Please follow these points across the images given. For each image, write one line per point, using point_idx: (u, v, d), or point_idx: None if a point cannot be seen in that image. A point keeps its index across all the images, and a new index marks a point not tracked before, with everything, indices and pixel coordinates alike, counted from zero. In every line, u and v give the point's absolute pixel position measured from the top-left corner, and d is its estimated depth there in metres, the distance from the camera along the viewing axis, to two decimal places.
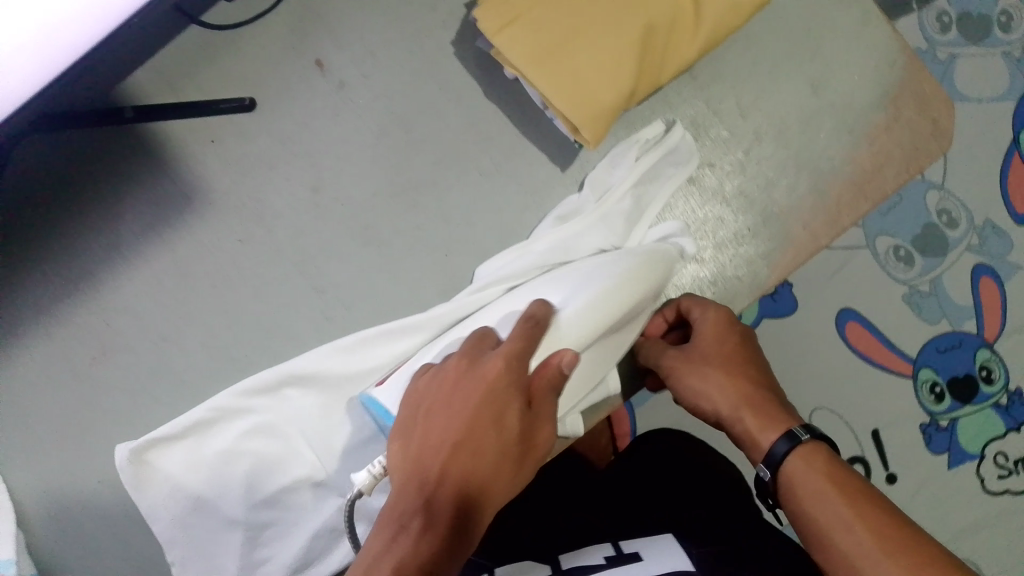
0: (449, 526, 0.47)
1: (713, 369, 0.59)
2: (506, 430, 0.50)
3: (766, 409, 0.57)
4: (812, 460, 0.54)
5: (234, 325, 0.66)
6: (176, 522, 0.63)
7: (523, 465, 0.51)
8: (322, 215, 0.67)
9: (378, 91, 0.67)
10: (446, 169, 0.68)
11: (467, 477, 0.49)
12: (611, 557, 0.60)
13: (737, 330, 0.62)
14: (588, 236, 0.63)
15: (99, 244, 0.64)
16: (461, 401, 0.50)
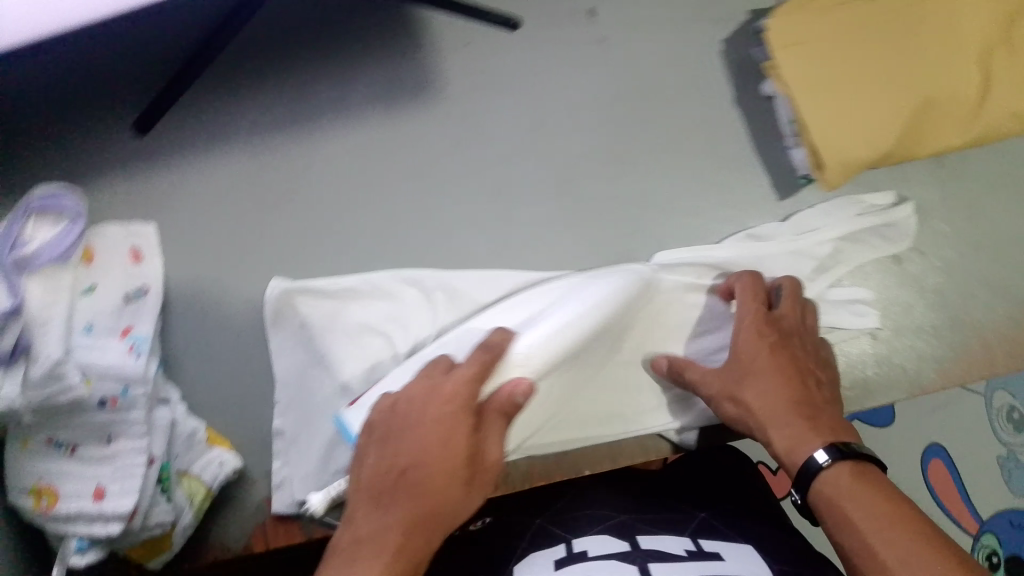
0: (406, 542, 0.45)
1: (761, 373, 0.53)
2: (457, 454, 0.48)
3: (803, 420, 0.51)
4: (859, 480, 0.47)
5: (414, 219, 0.65)
6: (295, 368, 0.64)
7: (472, 487, 0.49)
8: (535, 150, 0.64)
9: (638, 54, 0.64)
10: (671, 154, 0.64)
11: (419, 500, 0.46)
12: (691, 553, 0.55)
13: (778, 333, 0.55)
14: (777, 264, 0.61)
15: (329, 93, 0.66)
16: (414, 437, 0.48)
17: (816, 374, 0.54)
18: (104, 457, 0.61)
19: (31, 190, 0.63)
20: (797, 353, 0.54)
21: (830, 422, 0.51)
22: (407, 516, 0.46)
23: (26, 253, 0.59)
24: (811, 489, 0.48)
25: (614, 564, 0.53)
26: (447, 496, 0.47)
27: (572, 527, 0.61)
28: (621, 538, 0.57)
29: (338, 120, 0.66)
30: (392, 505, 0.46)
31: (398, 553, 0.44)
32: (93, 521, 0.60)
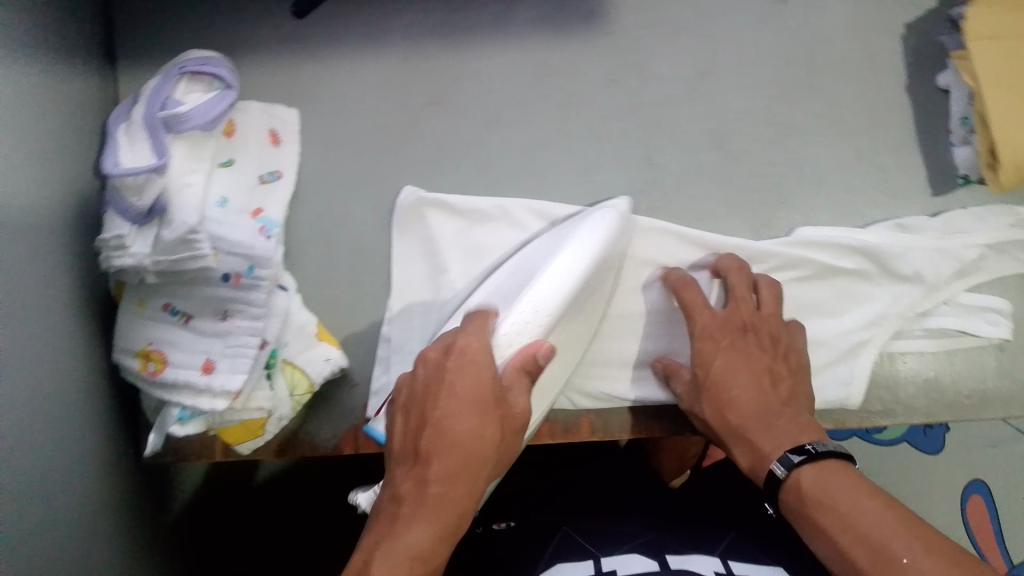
0: (428, 555, 0.44)
1: (723, 388, 0.55)
2: (486, 407, 0.47)
3: (755, 433, 0.52)
4: (822, 472, 0.48)
5: (557, 149, 0.63)
6: (410, 278, 0.63)
7: (510, 439, 0.48)
8: (694, 101, 0.62)
9: (814, 20, 0.62)
10: (830, 128, 0.62)
11: (430, 508, 0.45)
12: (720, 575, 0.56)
13: (723, 330, 0.57)
14: (921, 259, 0.61)
15: (493, 8, 0.64)
16: (445, 401, 0.47)
17: (781, 373, 0.56)
18: (216, 332, 0.61)
19: (187, 53, 0.62)
20: (754, 352, 0.56)
21: (794, 426, 0.52)
22: (439, 527, 0.45)
23: (178, 113, 0.58)
24: (782, 501, 0.50)
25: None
26: (484, 446, 0.46)
27: (598, 540, 0.60)
28: (649, 556, 0.58)
29: (498, 33, 0.64)
30: (413, 522, 0.45)
31: (441, 516, 0.45)
32: (197, 393, 0.60)
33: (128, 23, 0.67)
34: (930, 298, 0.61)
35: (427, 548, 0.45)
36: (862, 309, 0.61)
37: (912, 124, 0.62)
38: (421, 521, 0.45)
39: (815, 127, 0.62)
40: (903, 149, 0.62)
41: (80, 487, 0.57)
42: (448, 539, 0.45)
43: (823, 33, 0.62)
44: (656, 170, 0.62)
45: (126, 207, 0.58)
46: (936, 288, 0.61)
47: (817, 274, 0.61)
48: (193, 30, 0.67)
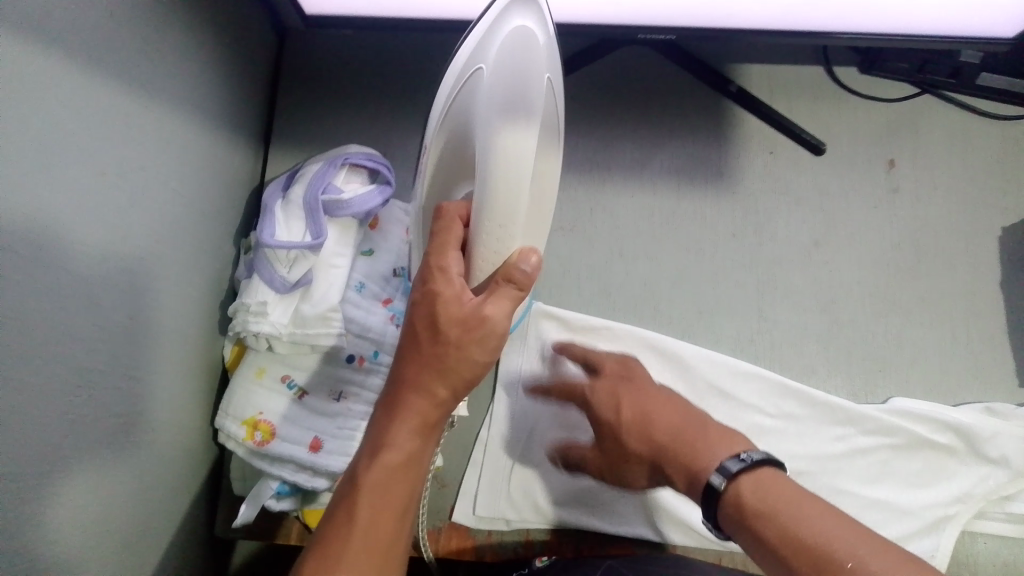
0: (411, 458, 0.45)
1: (653, 410, 0.56)
2: (456, 329, 0.44)
3: (674, 451, 0.52)
4: (766, 480, 0.47)
5: (675, 287, 0.68)
6: (519, 385, 0.66)
7: (470, 349, 0.44)
8: (806, 264, 0.69)
9: (919, 213, 0.70)
10: (927, 310, 0.67)
11: (404, 413, 0.45)
12: None
13: (633, 370, 0.61)
14: (1009, 444, 0.62)
15: (635, 152, 0.72)
16: (410, 327, 0.46)
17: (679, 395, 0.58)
18: (328, 412, 0.62)
19: (350, 146, 0.67)
20: (654, 387, 0.58)
21: (721, 441, 0.51)
22: (424, 431, 0.45)
23: (341, 199, 0.62)
24: (722, 509, 0.48)
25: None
26: (460, 366, 0.44)
27: None
28: None
29: (636, 175, 0.71)
30: (393, 423, 0.45)
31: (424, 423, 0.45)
32: (300, 469, 0.60)
33: (306, 117, 0.74)
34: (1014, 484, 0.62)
35: (416, 452, 0.45)
36: (947, 485, 0.63)
37: (1004, 318, 0.67)
38: (385, 425, 0.45)
39: (914, 306, 0.68)
40: (994, 340, 0.67)
41: (160, 535, 0.57)
42: (411, 442, 0.45)
43: (925, 225, 0.69)
44: (766, 322, 0.67)
45: (274, 278, 0.60)
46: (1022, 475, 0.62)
47: (908, 443, 0.64)
48: (362, 130, 0.74)
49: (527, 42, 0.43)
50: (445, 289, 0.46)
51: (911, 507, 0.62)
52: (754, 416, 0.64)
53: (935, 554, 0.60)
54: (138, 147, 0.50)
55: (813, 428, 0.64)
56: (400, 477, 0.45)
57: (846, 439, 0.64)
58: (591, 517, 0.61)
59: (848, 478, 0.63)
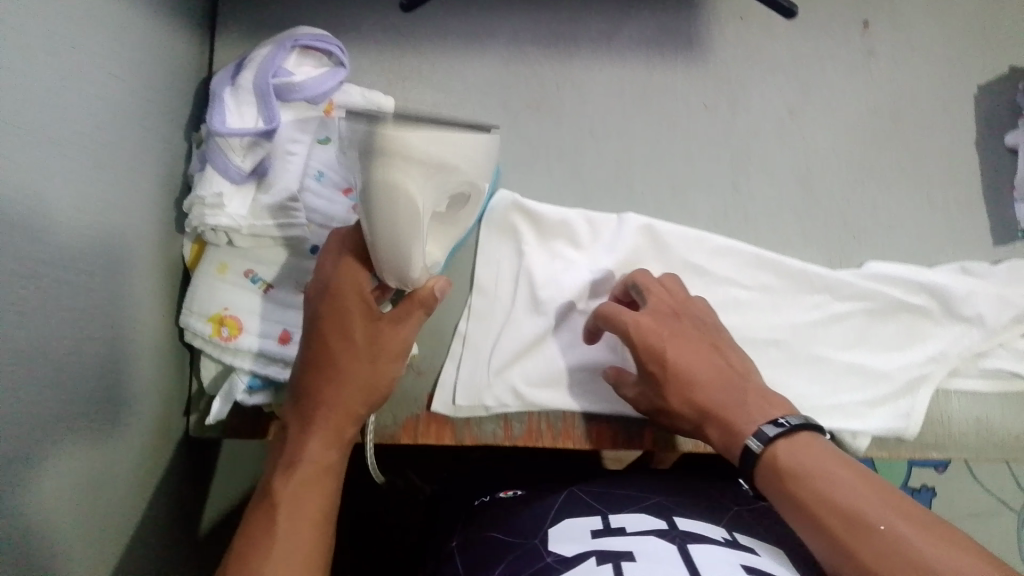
0: (324, 469, 0.52)
1: (688, 370, 0.54)
2: (369, 350, 0.53)
3: (721, 406, 0.53)
4: (801, 447, 0.49)
5: (648, 164, 0.66)
6: (494, 280, 0.64)
7: (381, 366, 0.53)
8: (782, 133, 0.66)
9: (895, 76, 0.68)
10: (904, 174, 0.66)
11: (318, 428, 0.52)
12: (729, 541, 0.51)
13: (682, 321, 0.57)
14: (984, 303, 0.62)
15: (601, 25, 0.68)
16: (320, 346, 0.53)
17: (722, 348, 0.56)
18: (296, 304, 0.61)
19: (299, 27, 0.63)
20: (690, 333, 0.56)
21: (762, 405, 0.52)
22: (338, 446, 0.53)
23: (293, 82, 0.59)
24: (758, 473, 0.50)
25: (654, 549, 0.47)
26: (367, 381, 0.53)
27: (607, 501, 0.57)
28: (658, 516, 0.53)
29: (603, 51, 0.68)
30: (306, 438, 0.52)
31: (338, 438, 0.53)
32: (270, 362, 0.59)
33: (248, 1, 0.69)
34: (988, 340, 0.62)
35: (331, 463, 0.52)
36: (923, 346, 0.63)
37: (980, 179, 0.66)
38: (306, 437, 0.52)
39: (892, 173, 0.66)
40: (971, 201, 0.66)
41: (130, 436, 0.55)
42: (330, 450, 0.52)
43: (901, 90, 0.67)
44: (741, 195, 0.65)
45: (229, 167, 0.58)
46: (995, 333, 0.62)
47: (883, 308, 0.63)
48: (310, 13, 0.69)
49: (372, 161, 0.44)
50: (353, 305, 0.53)
51: (888, 367, 0.62)
52: (732, 290, 0.63)
53: (912, 411, 0.61)
54: (71, 25, 0.46)
55: (791, 299, 0.64)
56: (314, 486, 0.51)
57: (822, 307, 0.64)
58: (569, 396, 0.61)
59: (824, 348, 0.63)
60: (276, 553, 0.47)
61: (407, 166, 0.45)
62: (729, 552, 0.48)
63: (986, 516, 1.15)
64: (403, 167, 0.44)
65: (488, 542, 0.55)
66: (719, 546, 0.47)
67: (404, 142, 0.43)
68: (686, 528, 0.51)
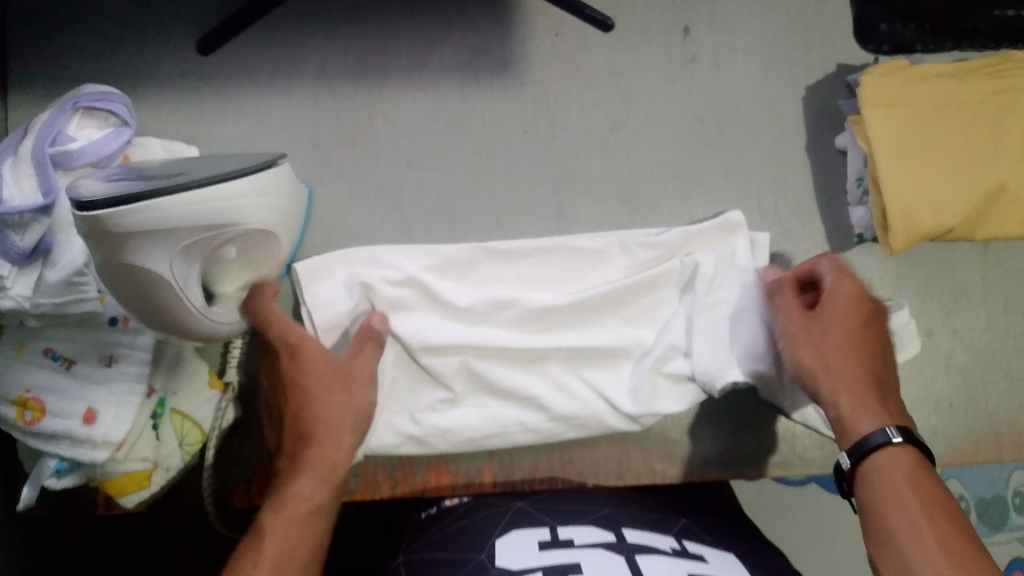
0: (321, 495, 0.48)
1: (833, 365, 0.49)
2: (311, 379, 0.51)
3: (867, 387, 0.48)
4: (912, 469, 0.44)
5: (469, 196, 0.63)
6: None
7: (340, 395, 0.51)
8: (603, 154, 0.64)
9: (720, 83, 0.65)
10: (733, 185, 0.64)
11: (299, 467, 0.49)
12: (676, 550, 0.51)
13: (869, 310, 0.51)
14: None
15: (410, 51, 0.64)
16: (303, 392, 0.51)
17: (872, 347, 0.49)
18: (99, 379, 0.58)
19: (84, 87, 0.60)
20: (865, 333, 0.50)
21: (868, 401, 0.47)
22: (324, 473, 0.49)
23: (68, 150, 0.56)
24: (869, 460, 0.45)
25: (602, 551, 0.49)
26: (337, 421, 0.50)
27: (554, 514, 0.56)
28: (607, 530, 0.53)
29: (414, 78, 0.64)
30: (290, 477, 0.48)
31: (305, 459, 0.49)
32: (76, 443, 0.56)
33: (23, 48, 0.63)
34: None
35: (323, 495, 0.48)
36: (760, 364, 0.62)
37: (811, 183, 0.64)
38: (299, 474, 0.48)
39: (718, 182, 0.64)
40: (798, 207, 0.64)
41: None
42: (328, 479, 0.49)
43: (725, 94, 0.65)
44: (565, 220, 0.63)
45: (8, 247, 0.54)
46: None
47: None
48: (93, 57, 0.63)
49: (117, 275, 0.45)
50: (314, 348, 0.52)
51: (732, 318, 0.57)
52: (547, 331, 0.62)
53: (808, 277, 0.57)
54: None
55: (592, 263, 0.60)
56: (303, 520, 0.47)
57: None
58: None
59: None
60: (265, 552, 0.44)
61: (147, 248, 0.44)
62: (674, 563, 0.48)
63: None
64: (143, 252, 0.44)
65: (423, 560, 0.54)
66: (662, 557, 0.48)
67: (126, 227, 0.43)
68: (633, 540, 0.51)
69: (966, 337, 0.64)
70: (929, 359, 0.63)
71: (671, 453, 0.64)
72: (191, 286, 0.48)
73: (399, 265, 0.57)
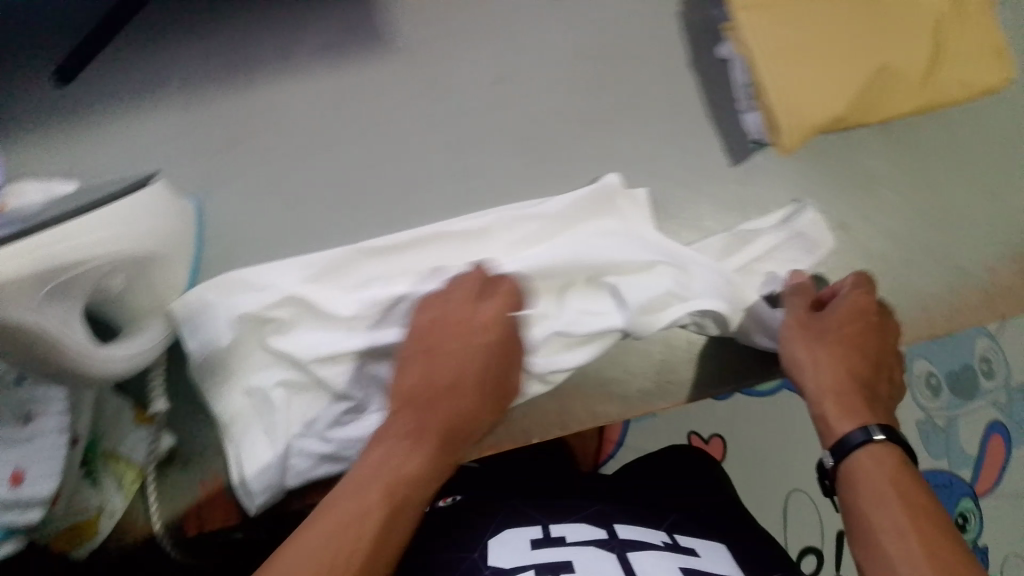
0: (420, 476, 0.53)
1: (817, 375, 0.57)
2: (456, 391, 0.57)
3: (856, 402, 0.55)
4: (878, 464, 0.51)
5: (362, 177, 0.62)
6: (216, 357, 0.60)
7: (490, 406, 0.57)
8: (490, 109, 0.62)
9: (592, 16, 0.63)
10: (625, 118, 0.63)
11: (424, 436, 0.54)
12: (668, 544, 0.61)
13: (873, 317, 0.59)
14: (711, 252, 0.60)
15: (274, 43, 0.62)
16: (448, 404, 0.56)
17: (858, 362, 0.57)
18: (21, 439, 0.54)
19: None
20: (851, 351, 0.58)
21: (851, 407, 0.55)
22: (428, 453, 0.54)
23: None
24: (844, 461, 0.53)
25: (594, 546, 0.58)
26: (458, 423, 0.56)
27: (548, 512, 0.64)
28: (599, 526, 0.62)
29: (284, 70, 0.62)
30: (410, 454, 0.53)
31: (423, 447, 0.54)
32: (7, 508, 0.52)
33: None
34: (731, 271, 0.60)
35: (422, 472, 0.53)
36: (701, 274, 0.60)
37: (702, 98, 0.63)
38: (424, 454, 0.53)
39: (610, 116, 0.63)
40: (693, 126, 0.63)
41: None
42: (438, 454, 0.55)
43: (601, 26, 0.63)
44: (463, 183, 0.62)
45: None
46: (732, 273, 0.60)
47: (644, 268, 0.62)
48: None
49: None
50: (474, 334, 0.57)
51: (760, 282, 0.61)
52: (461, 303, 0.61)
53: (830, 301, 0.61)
54: None
55: (469, 243, 0.61)
56: (396, 515, 0.50)
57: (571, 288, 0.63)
58: (358, 427, 0.60)
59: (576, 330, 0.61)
60: (396, 533, 0.50)
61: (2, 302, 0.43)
62: (667, 557, 0.58)
63: None
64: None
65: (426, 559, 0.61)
66: (656, 554, 0.57)
67: None
68: (625, 535, 0.60)
69: (881, 224, 0.63)
70: (847, 249, 0.63)
71: (610, 393, 0.63)
72: (59, 330, 0.47)
73: (274, 284, 0.59)
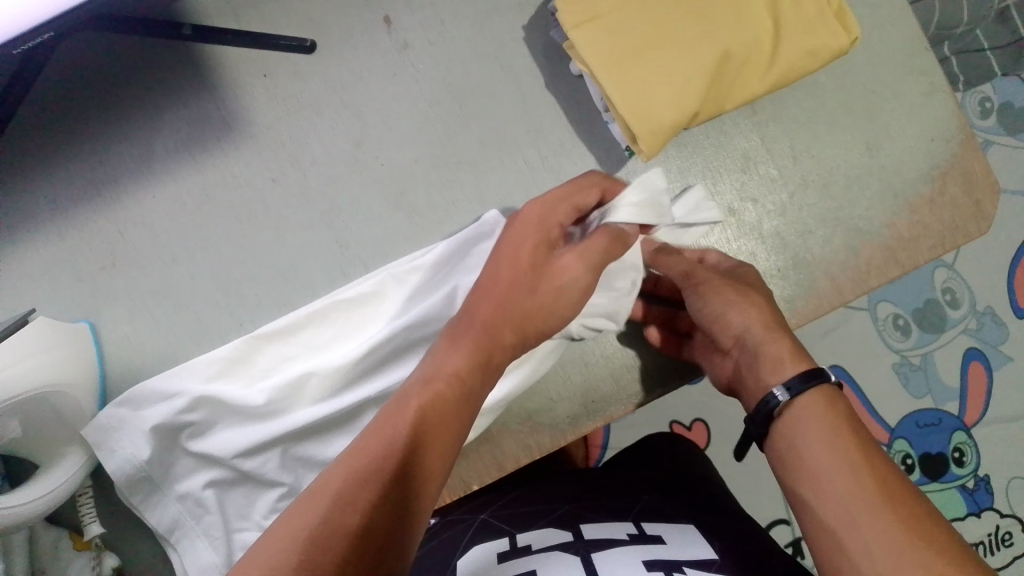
0: (463, 372, 0.51)
1: (734, 306, 0.55)
2: (527, 271, 0.53)
3: (789, 343, 0.54)
4: (826, 406, 0.50)
5: (247, 266, 0.62)
6: (140, 471, 0.60)
7: (543, 292, 0.53)
8: (358, 171, 0.63)
9: (441, 58, 0.63)
10: (493, 153, 0.63)
11: (459, 343, 0.52)
12: (635, 535, 0.58)
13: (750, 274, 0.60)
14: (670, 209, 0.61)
15: (130, 151, 0.62)
16: (492, 279, 0.54)
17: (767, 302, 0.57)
18: None
19: None
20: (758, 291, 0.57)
21: (788, 357, 0.53)
22: (469, 357, 0.51)
23: None
24: (787, 404, 0.51)
25: (556, 556, 0.54)
26: (529, 308, 0.53)
27: (514, 521, 0.64)
28: (565, 528, 0.60)
29: (147, 177, 0.62)
30: (446, 353, 0.52)
31: (462, 344, 0.52)
32: None
33: None
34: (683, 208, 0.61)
35: (461, 370, 0.51)
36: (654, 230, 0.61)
37: (564, 116, 0.63)
38: (456, 350, 0.51)
39: (478, 154, 0.63)
40: (562, 146, 0.63)
41: None
42: (483, 361, 0.52)
43: (450, 66, 0.63)
44: (348, 250, 0.62)
45: None
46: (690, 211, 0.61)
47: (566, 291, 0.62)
48: None
49: None
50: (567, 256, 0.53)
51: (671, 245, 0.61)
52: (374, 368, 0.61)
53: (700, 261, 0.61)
54: None
55: (367, 307, 0.61)
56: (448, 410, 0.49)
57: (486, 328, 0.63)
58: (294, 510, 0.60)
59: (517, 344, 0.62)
60: (414, 406, 0.48)
61: None
62: (631, 552, 0.54)
63: (842, 326, 1.09)
64: None
65: None
66: (619, 549, 0.54)
67: None
68: (590, 536, 0.58)
69: (768, 201, 0.63)
70: (742, 233, 0.63)
71: (538, 424, 0.63)
72: None
73: (181, 389, 0.59)
